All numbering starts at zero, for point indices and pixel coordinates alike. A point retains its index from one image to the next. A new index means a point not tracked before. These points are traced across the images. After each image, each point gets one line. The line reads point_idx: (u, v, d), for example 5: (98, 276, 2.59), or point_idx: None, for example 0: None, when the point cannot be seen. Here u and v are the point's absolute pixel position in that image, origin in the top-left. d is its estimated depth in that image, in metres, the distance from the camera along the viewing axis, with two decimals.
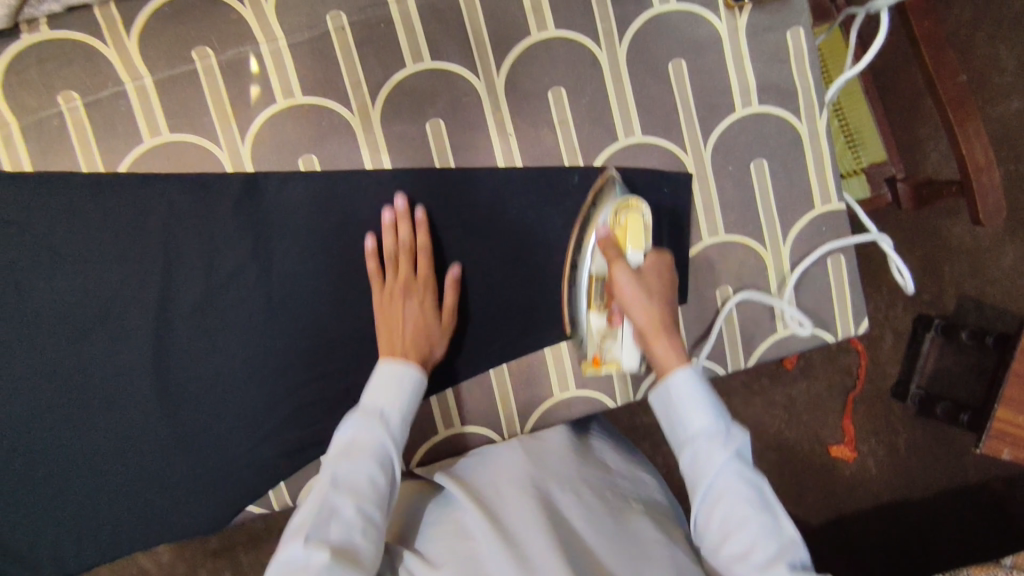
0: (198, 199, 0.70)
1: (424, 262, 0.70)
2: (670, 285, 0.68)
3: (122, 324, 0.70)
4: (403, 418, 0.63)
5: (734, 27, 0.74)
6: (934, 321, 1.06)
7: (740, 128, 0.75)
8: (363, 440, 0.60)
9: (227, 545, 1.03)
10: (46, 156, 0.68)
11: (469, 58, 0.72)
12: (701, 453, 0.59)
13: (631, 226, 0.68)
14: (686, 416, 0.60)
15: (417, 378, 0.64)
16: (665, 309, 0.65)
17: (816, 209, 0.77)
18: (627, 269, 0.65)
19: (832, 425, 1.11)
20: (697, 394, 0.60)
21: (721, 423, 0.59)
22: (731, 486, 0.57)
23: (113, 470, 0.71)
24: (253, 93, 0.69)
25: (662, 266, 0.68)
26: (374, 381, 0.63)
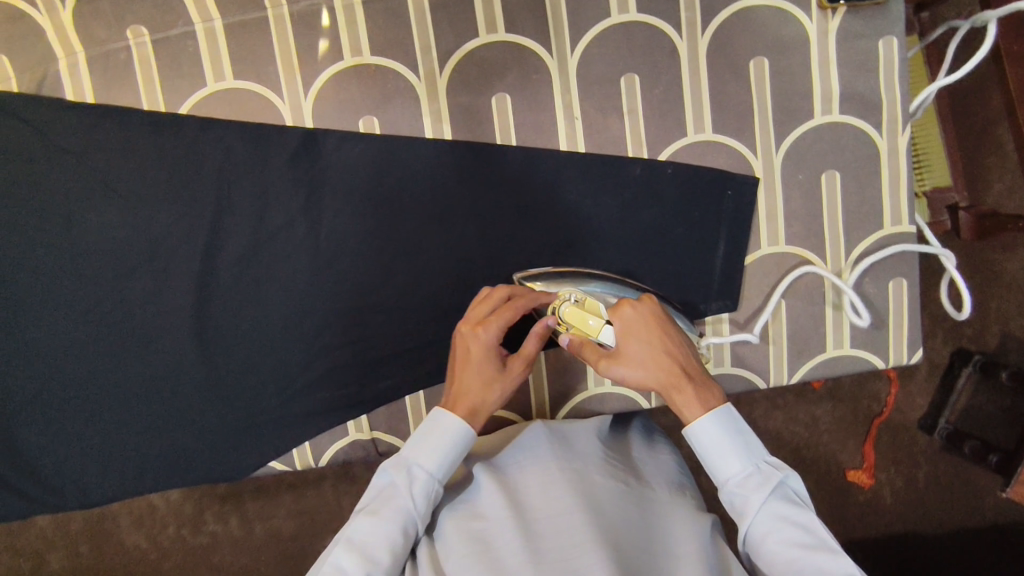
0: (255, 148, 0.69)
1: (516, 310, 0.64)
2: (644, 323, 0.63)
3: (166, 265, 0.70)
4: (437, 477, 0.62)
5: (823, 30, 0.71)
6: (973, 356, 1.03)
7: (815, 136, 0.72)
8: (388, 498, 0.61)
9: (237, 492, 1.05)
10: (109, 88, 0.67)
11: (544, 34, 0.69)
12: (738, 501, 0.59)
13: (573, 319, 0.64)
14: (718, 465, 0.60)
15: (460, 434, 0.62)
16: (662, 363, 0.62)
17: (884, 229, 0.74)
18: (608, 364, 0.63)
19: (851, 449, 1.07)
20: (729, 442, 0.60)
21: (749, 463, 0.60)
22: (771, 525, 0.57)
23: (144, 408, 0.72)
24: (321, 47, 0.68)
25: (626, 320, 0.63)
26: (416, 435, 0.63)
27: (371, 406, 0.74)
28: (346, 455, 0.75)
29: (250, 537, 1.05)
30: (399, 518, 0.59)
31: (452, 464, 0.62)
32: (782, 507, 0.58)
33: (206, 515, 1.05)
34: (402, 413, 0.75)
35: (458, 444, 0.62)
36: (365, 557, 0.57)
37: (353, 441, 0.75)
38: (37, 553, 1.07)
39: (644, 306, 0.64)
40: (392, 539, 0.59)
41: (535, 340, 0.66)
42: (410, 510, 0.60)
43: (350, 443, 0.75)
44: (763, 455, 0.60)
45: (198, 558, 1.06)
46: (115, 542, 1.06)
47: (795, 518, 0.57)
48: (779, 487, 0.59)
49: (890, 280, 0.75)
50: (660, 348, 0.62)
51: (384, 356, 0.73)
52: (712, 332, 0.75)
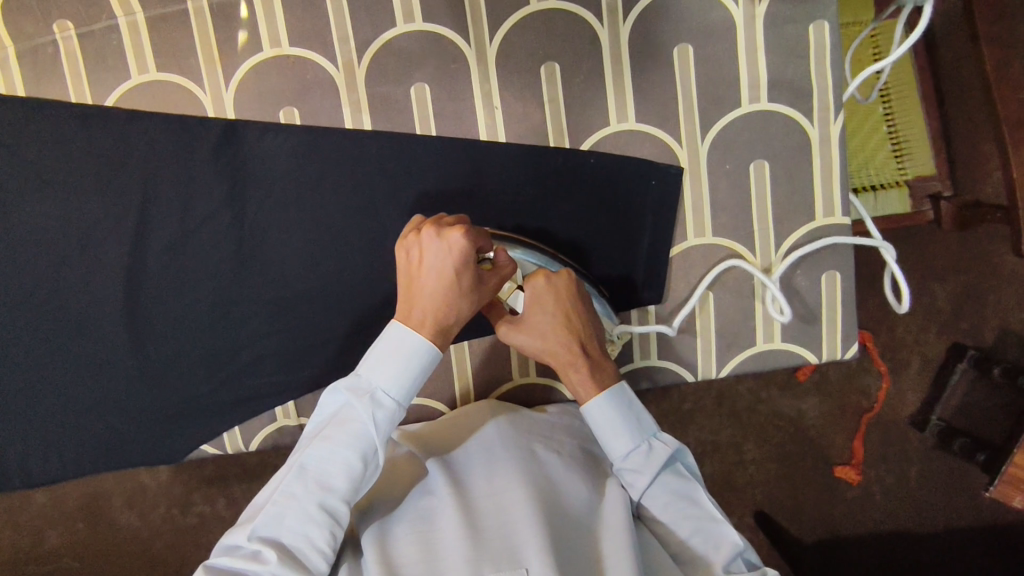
0: (179, 139, 0.70)
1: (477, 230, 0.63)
2: (555, 297, 0.65)
3: (97, 254, 0.72)
4: (399, 402, 0.58)
5: (750, 16, 0.69)
6: (968, 351, 1.00)
7: (743, 125, 0.70)
8: (348, 417, 0.57)
9: (224, 476, 1.09)
10: (38, 82, 0.69)
11: (462, 23, 0.69)
12: (627, 476, 0.62)
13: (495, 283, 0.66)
14: (610, 442, 0.62)
15: (431, 349, 0.59)
16: (561, 338, 0.64)
17: (817, 220, 0.72)
18: (516, 331, 0.64)
19: (839, 444, 1.04)
20: (619, 421, 0.62)
21: (640, 440, 0.62)
22: (661, 498, 0.61)
23: (80, 391, 0.74)
24: (241, 39, 0.69)
25: (538, 291, 0.65)
26: (377, 350, 0.58)
27: (298, 394, 0.75)
28: (274, 441, 0.78)
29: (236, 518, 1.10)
30: (356, 443, 0.56)
31: (415, 388, 0.59)
32: (673, 481, 0.61)
33: (195, 497, 1.10)
34: None
35: (422, 363, 0.58)
36: (319, 483, 0.55)
37: (280, 426, 0.77)
38: (37, 528, 1.11)
39: (558, 279, 0.65)
40: (347, 465, 0.55)
41: (507, 258, 0.64)
42: (370, 436, 0.56)
43: (277, 428, 0.77)
44: (653, 431, 0.63)
45: (187, 537, 1.10)
46: (109, 519, 1.10)
47: (683, 491, 0.61)
48: (668, 461, 0.62)
49: (823, 273, 0.73)
50: (563, 323, 0.64)
51: (310, 344, 0.75)
52: (637, 319, 0.75)
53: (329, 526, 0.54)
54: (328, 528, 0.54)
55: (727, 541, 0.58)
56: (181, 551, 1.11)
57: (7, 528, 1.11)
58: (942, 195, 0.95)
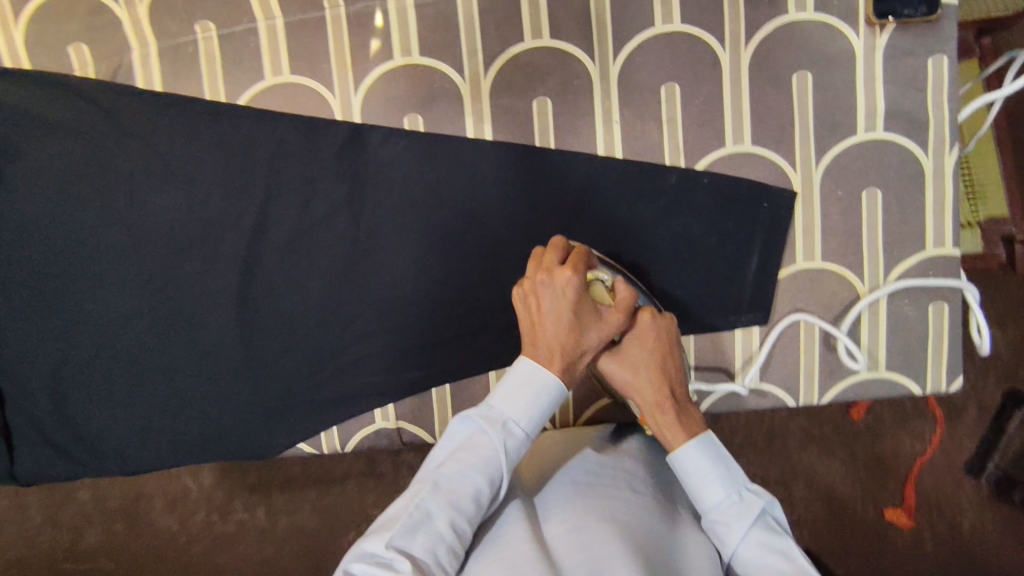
0: (306, 140, 0.72)
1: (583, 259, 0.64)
2: (655, 336, 0.65)
3: (217, 247, 0.74)
4: (527, 434, 0.59)
5: (870, 46, 0.70)
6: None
7: (858, 152, 0.71)
8: (478, 442, 0.58)
9: (268, 482, 1.09)
10: (175, 78, 0.72)
11: (588, 41, 0.71)
12: (719, 528, 0.60)
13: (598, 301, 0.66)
14: (700, 492, 0.61)
15: (558, 389, 0.60)
16: (655, 379, 0.64)
17: (927, 251, 0.72)
18: (606, 358, 0.65)
19: (891, 488, 1.01)
20: (711, 469, 0.60)
21: (731, 491, 0.60)
22: (752, 564, 0.57)
23: (186, 381, 0.76)
24: (373, 47, 0.71)
25: (642, 325, 0.65)
26: (508, 383, 0.60)
27: (397, 396, 0.76)
28: (370, 443, 0.78)
29: (275, 528, 1.09)
30: (485, 470, 0.57)
31: (542, 423, 0.60)
32: (763, 534, 0.58)
33: (236, 503, 1.10)
34: (428, 405, 0.76)
35: (551, 400, 0.60)
36: (453, 505, 0.55)
37: (378, 429, 0.77)
38: (77, 526, 1.11)
39: (663, 321, 0.66)
40: (477, 489, 0.56)
41: (627, 292, 0.64)
42: (498, 463, 0.58)
43: (374, 431, 0.77)
44: (745, 483, 0.61)
45: (223, 545, 1.10)
46: (148, 521, 1.10)
47: (775, 547, 0.57)
48: (760, 515, 0.59)
49: (931, 303, 0.73)
50: (658, 364, 0.64)
51: (413, 347, 0.75)
52: (741, 339, 0.74)
53: (453, 546, 0.54)
54: (451, 548, 0.54)
55: None
56: (217, 559, 1.10)
57: (49, 522, 1.11)
58: (1016, 237, 0.89)
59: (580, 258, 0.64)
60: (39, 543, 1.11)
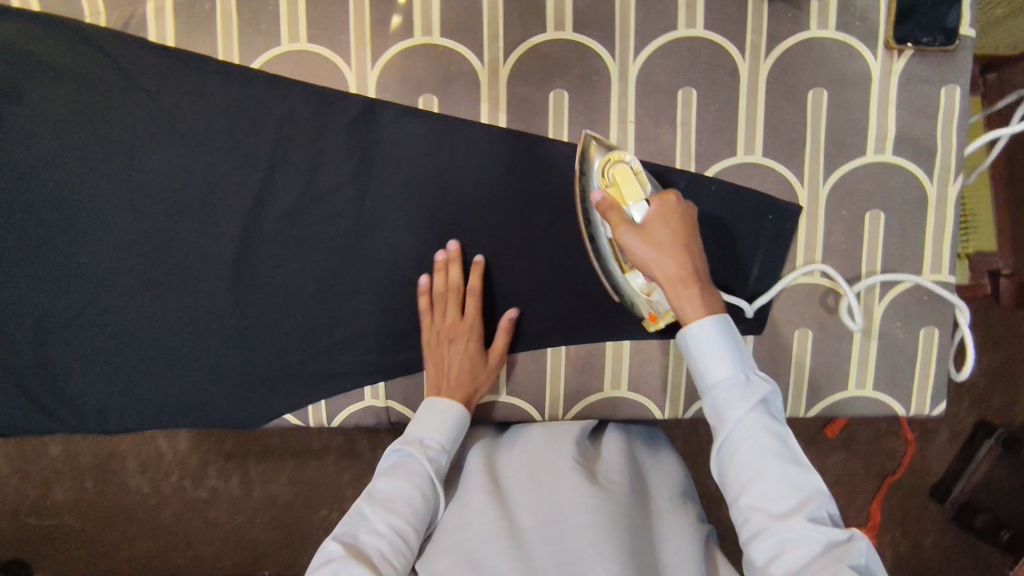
0: (318, 110, 0.71)
1: (473, 311, 0.72)
2: (681, 216, 0.60)
3: (219, 210, 0.73)
4: (445, 446, 0.66)
5: (887, 70, 0.71)
6: (997, 429, 0.98)
7: (865, 173, 0.72)
8: (403, 462, 0.65)
9: (244, 451, 1.08)
10: (189, 36, 0.70)
11: (610, 38, 0.71)
12: (721, 405, 0.56)
13: (622, 184, 0.64)
14: (707, 368, 0.56)
15: (461, 412, 0.68)
16: (679, 252, 0.58)
17: (923, 275, 0.73)
18: (627, 232, 0.60)
19: (857, 505, 1.03)
20: (725, 345, 0.56)
21: (741, 372, 0.56)
22: (745, 445, 0.54)
23: (175, 342, 0.75)
24: (394, 23, 0.70)
25: (667, 205, 0.61)
26: (419, 414, 0.68)
27: (389, 375, 0.76)
28: (357, 421, 0.77)
29: (247, 497, 1.08)
30: (414, 478, 0.63)
31: (457, 437, 0.67)
32: (764, 420, 0.55)
33: (210, 470, 1.08)
34: (420, 387, 0.76)
35: (459, 420, 0.68)
36: (387, 509, 0.61)
37: (366, 407, 0.76)
38: (45, 481, 1.09)
39: (686, 205, 0.62)
40: (409, 494, 0.62)
41: (506, 334, 0.73)
42: (423, 471, 0.64)
43: (363, 408, 0.76)
44: (753, 367, 0.57)
45: (196, 510, 1.09)
46: (120, 482, 1.09)
47: (774, 430, 0.54)
48: (764, 400, 0.55)
49: (922, 327, 0.74)
50: (683, 239, 0.59)
51: (408, 328, 0.75)
52: None
53: (395, 544, 0.60)
54: (394, 545, 0.60)
55: (810, 489, 0.52)
56: (188, 524, 1.09)
57: (16, 476, 1.09)
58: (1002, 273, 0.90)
59: (473, 306, 0.72)
60: (4, 497, 1.09)
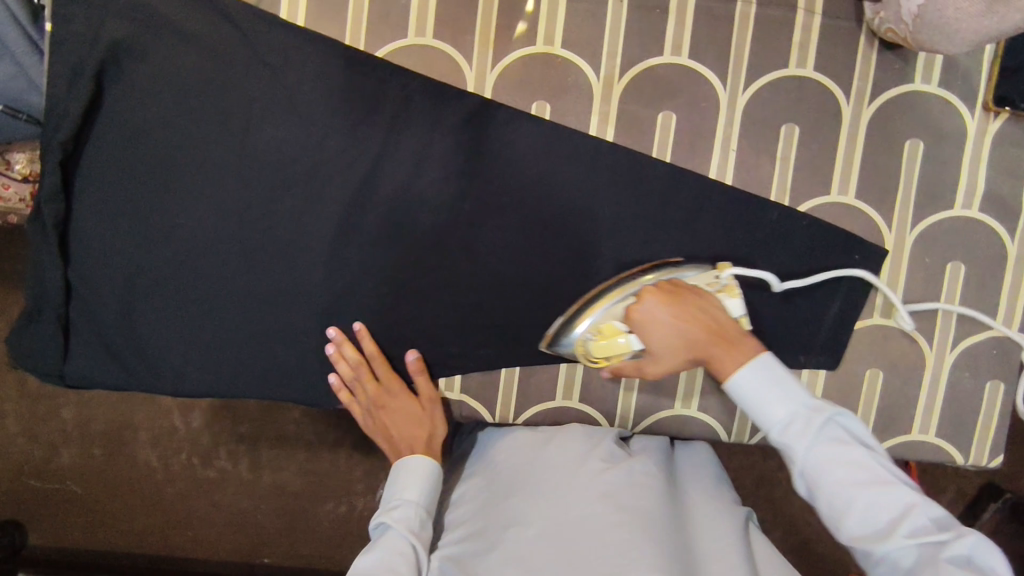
0: (434, 105, 0.73)
1: (386, 374, 0.75)
2: (661, 333, 0.65)
3: (322, 189, 0.74)
4: (418, 503, 0.70)
5: (983, 130, 0.74)
6: (1004, 493, 1.00)
7: (950, 226, 0.75)
8: (380, 536, 0.67)
9: (257, 436, 1.07)
10: (320, 19, 0.72)
11: (723, 68, 0.73)
12: (783, 444, 0.59)
13: (603, 347, 0.67)
14: (763, 413, 0.61)
15: (430, 465, 0.72)
16: (685, 356, 0.65)
17: (995, 330, 0.75)
18: (653, 373, 0.67)
19: None
20: (773, 386, 0.61)
21: (794, 408, 0.60)
22: (825, 477, 0.57)
23: (259, 314, 0.76)
24: (518, 30, 0.73)
25: (642, 326, 0.65)
26: (389, 483, 0.71)
27: (466, 370, 0.77)
28: None
29: (255, 483, 1.08)
30: (392, 544, 0.66)
31: (429, 494, 0.71)
32: (835, 446, 0.57)
33: (221, 451, 1.07)
34: (494, 384, 0.78)
35: (428, 473, 0.71)
36: None
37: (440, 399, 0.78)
38: (52, 443, 1.07)
39: (647, 306, 0.66)
40: (391, 561, 0.64)
41: (423, 380, 0.75)
42: (400, 533, 0.67)
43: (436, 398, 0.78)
44: (806, 398, 0.60)
45: (201, 491, 1.08)
46: (130, 453, 1.07)
47: (848, 454, 0.57)
48: (826, 426, 0.59)
49: (987, 380, 0.76)
50: (672, 345, 0.65)
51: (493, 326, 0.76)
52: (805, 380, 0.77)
53: None
54: None
55: (907, 501, 0.55)
56: (191, 503, 1.08)
57: (25, 436, 1.07)
58: None
59: (381, 368, 0.75)
60: (8, 454, 1.07)
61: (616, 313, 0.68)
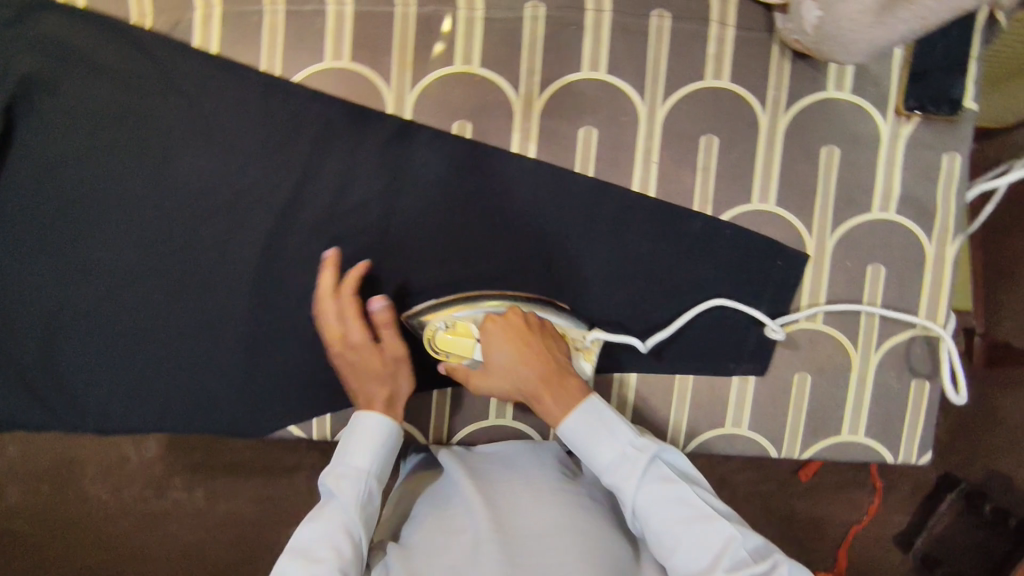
0: (354, 128, 0.73)
1: (353, 312, 0.70)
2: (501, 347, 0.68)
3: (244, 217, 0.73)
4: (370, 471, 0.66)
5: (895, 134, 0.75)
6: (959, 482, 1.03)
7: (869, 229, 0.76)
8: (327, 502, 0.64)
9: (212, 464, 1.04)
10: (234, 44, 0.72)
11: (641, 82, 0.74)
12: (616, 485, 0.63)
13: (456, 346, 0.69)
14: (591, 454, 0.64)
15: (386, 425, 0.67)
16: (519, 376, 0.67)
17: (916, 328, 0.77)
18: (483, 385, 0.69)
19: (824, 552, 1.06)
20: (601, 428, 0.64)
21: (620, 450, 0.63)
22: (658, 519, 0.60)
23: (186, 346, 0.75)
24: (436, 50, 0.73)
25: (490, 336, 0.69)
26: (343, 444, 0.67)
27: None
28: None
29: (213, 510, 1.05)
30: (338, 517, 0.62)
31: (383, 458, 0.67)
32: (656, 486, 0.62)
33: (174, 480, 1.05)
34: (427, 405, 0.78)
35: (384, 435, 0.67)
36: (308, 555, 0.60)
37: None
38: None
39: (507, 321, 0.69)
40: (335, 534, 0.61)
41: (389, 333, 0.70)
42: (347, 506, 0.63)
43: None
44: (630, 437, 0.64)
45: (155, 522, 1.05)
46: (79, 488, 1.04)
47: (673, 495, 0.61)
48: (648, 467, 0.63)
49: (913, 378, 0.78)
50: (514, 363, 0.67)
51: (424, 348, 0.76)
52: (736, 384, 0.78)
53: None
54: None
55: (726, 535, 0.59)
56: (145, 537, 1.05)
57: None
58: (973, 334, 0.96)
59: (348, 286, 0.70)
60: None
61: (472, 330, 0.70)
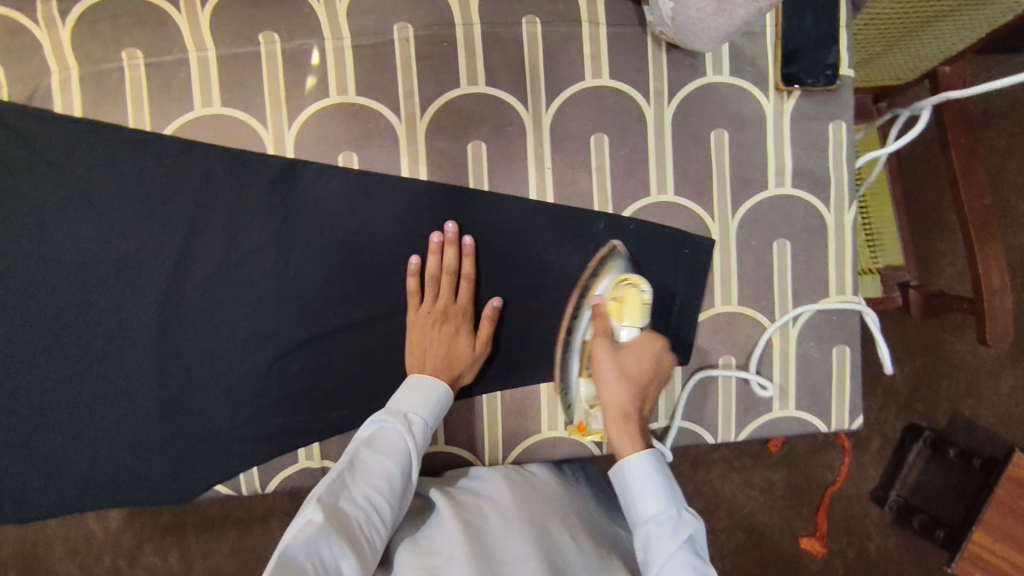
0: (235, 174, 0.71)
1: (465, 290, 0.72)
2: (650, 359, 0.67)
3: (135, 279, 0.71)
4: (428, 425, 0.65)
5: (780, 110, 0.76)
6: (923, 432, 1.02)
7: (769, 206, 0.77)
8: (383, 436, 0.62)
9: (182, 524, 1.01)
10: (97, 105, 0.70)
11: (521, 89, 0.73)
12: (652, 540, 0.57)
13: (629, 301, 0.70)
14: (641, 502, 0.59)
15: (445, 394, 0.67)
16: (635, 390, 0.65)
17: (829, 298, 0.78)
18: (604, 348, 0.67)
19: (804, 517, 1.06)
20: (656, 480, 0.59)
21: (671, 507, 0.58)
22: None
23: (94, 419, 0.72)
24: (309, 84, 0.71)
25: (651, 345, 0.68)
26: (402, 392, 0.66)
27: (323, 436, 0.74)
28: (294, 483, 0.74)
29: (189, 573, 1.01)
30: (397, 457, 0.60)
31: (437, 418, 0.66)
32: (687, 558, 0.56)
33: (144, 548, 1.01)
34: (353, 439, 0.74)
35: (443, 402, 0.67)
36: (367, 479, 0.57)
37: (301, 469, 0.74)
38: None
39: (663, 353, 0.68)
40: (391, 472, 0.58)
41: (488, 323, 0.73)
42: (408, 447, 0.61)
43: (299, 470, 0.74)
44: (685, 503, 0.59)
45: None
46: (46, 570, 1.00)
47: (702, 570, 0.55)
48: (690, 538, 0.57)
49: (833, 347, 0.78)
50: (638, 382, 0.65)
51: (342, 386, 0.74)
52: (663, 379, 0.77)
53: (375, 518, 0.55)
54: (372, 520, 0.55)
55: None
56: None
57: None
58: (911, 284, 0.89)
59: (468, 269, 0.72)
60: None
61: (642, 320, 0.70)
